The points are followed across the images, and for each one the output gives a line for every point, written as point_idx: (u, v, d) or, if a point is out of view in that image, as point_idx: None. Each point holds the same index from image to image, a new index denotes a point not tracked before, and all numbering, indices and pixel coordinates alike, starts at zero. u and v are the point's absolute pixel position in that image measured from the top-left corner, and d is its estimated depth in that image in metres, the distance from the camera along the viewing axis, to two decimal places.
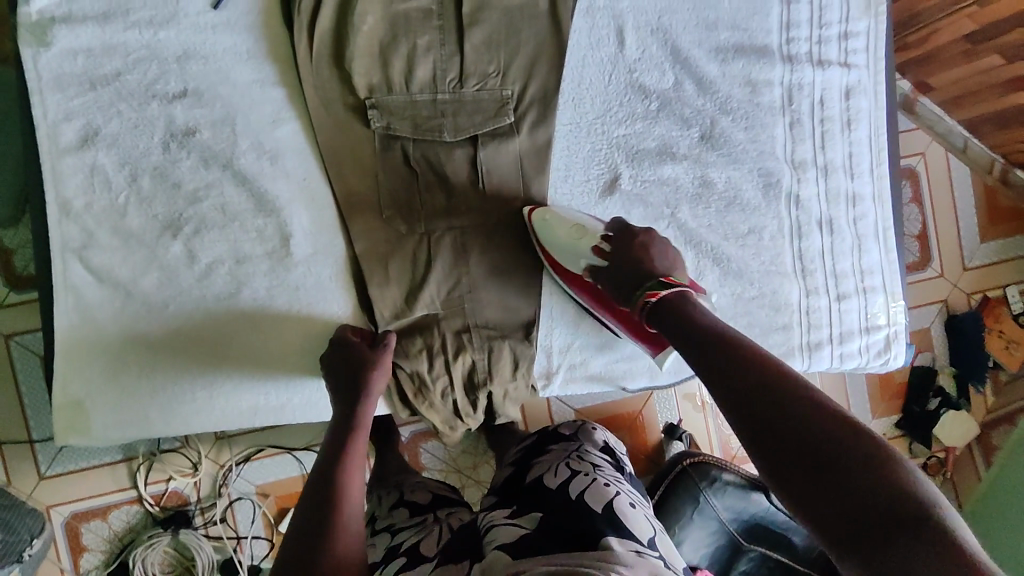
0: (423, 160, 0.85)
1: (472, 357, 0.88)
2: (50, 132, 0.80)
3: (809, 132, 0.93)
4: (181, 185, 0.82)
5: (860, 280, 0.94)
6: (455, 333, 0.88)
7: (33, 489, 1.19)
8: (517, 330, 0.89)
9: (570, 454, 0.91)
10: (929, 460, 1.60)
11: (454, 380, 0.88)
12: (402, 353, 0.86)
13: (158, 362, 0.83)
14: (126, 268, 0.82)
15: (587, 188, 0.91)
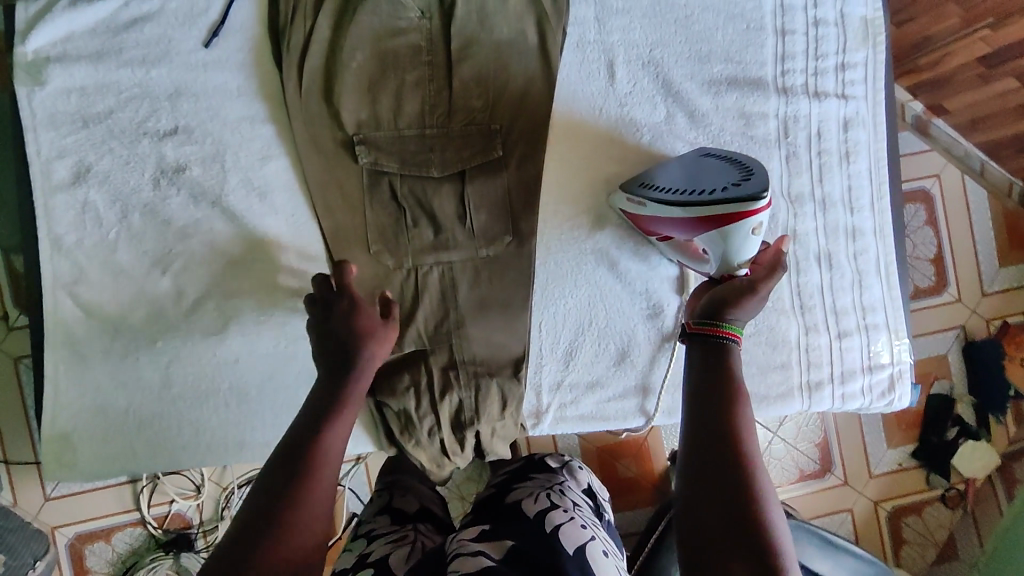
0: (410, 195, 0.84)
1: (460, 395, 0.85)
2: (44, 170, 0.81)
3: (806, 165, 0.90)
4: (171, 222, 0.83)
5: (862, 317, 0.92)
6: (443, 370, 0.85)
7: (39, 510, 1.20)
8: (507, 367, 0.86)
9: (552, 486, 0.89)
10: (948, 491, 1.55)
11: (441, 418, 0.85)
12: (388, 390, 0.84)
13: (145, 397, 0.83)
14: (116, 303, 0.82)
15: (577, 222, 0.88)
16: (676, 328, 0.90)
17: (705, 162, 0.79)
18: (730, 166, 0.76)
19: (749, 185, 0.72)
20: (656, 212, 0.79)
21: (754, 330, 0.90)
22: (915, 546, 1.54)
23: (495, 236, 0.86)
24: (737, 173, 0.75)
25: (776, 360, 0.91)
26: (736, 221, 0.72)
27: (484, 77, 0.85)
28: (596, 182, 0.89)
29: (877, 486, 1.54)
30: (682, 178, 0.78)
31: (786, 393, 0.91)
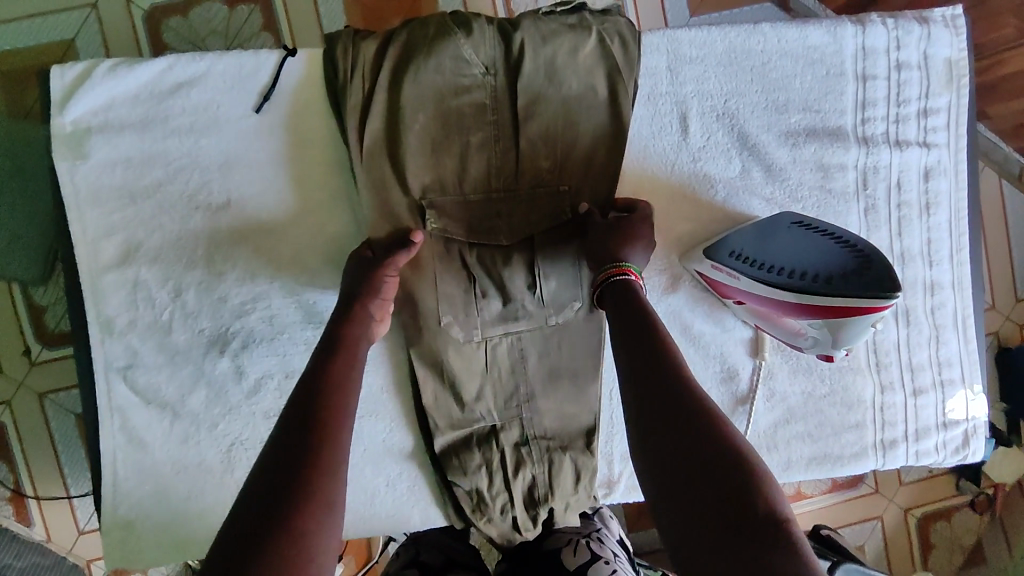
0: (480, 265, 0.80)
1: (533, 472, 0.84)
2: (91, 249, 0.76)
3: (885, 219, 0.87)
4: (227, 300, 0.78)
5: (938, 372, 0.89)
6: (515, 446, 0.84)
7: (73, 543, 1.18)
8: (579, 440, 0.85)
9: (590, 533, 0.85)
10: (977, 496, 1.52)
11: (516, 496, 0.84)
12: (460, 468, 0.83)
13: (208, 482, 0.80)
14: (173, 386, 0.79)
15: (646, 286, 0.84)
16: (751, 392, 0.87)
17: (802, 237, 0.73)
18: (839, 244, 0.71)
19: (869, 277, 0.67)
20: (754, 289, 0.74)
21: (829, 389, 0.87)
22: (942, 550, 1.52)
23: (565, 303, 0.82)
24: (853, 259, 0.69)
25: (850, 420, 0.88)
26: (857, 316, 0.68)
27: (556, 136, 0.79)
28: (668, 242, 0.84)
29: (908, 492, 1.52)
30: (784, 256, 0.73)
31: (860, 453, 0.88)
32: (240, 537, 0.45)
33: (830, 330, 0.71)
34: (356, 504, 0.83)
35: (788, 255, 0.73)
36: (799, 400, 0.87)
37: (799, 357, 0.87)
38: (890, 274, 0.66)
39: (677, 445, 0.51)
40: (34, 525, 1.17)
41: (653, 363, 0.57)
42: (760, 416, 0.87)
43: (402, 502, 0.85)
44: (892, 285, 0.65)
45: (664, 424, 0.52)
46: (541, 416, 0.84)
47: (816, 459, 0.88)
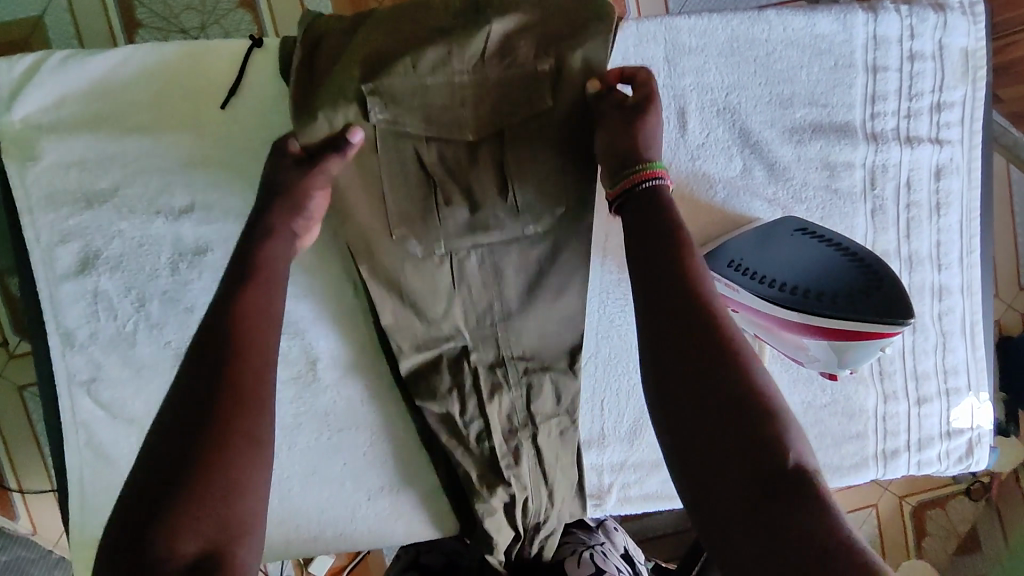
0: (439, 162, 0.66)
1: (509, 398, 0.73)
2: (47, 257, 0.71)
3: (893, 220, 0.82)
4: (195, 310, 0.74)
5: (943, 380, 0.85)
6: (489, 368, 0.73)
7: (59, 537, 1.15)
8: (561, 360, 0.73)
9: (595, 546, 0.77)
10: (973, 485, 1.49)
11: (495, 440, 0.74)
12: (428, 394, 0.73)
13: None
14: (140, 401, 0.75)
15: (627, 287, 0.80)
16: None
17: (813, 251, 0.70)
18: (848, 261, 0.69)
19: (878, 297, 0.67)
20: (756, 304, 0.71)
21: (830, 399, 0.84)
22: (935, 538, 1.49)
23: (547, 208, 0.68)
24: (865, 280, 0.68)
25: (851, 430, 0.85)
26: (865, 339, 0.68)
27: (544, 32, 0.64)
28: None
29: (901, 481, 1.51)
30: (791, 271, 0.70)
31: (860, 464, 0.85)
32: (149, 509, 0.43)
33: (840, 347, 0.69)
34: (337, 520, 0.79)
35: (796, 271, 0.70)
36: (799, 411, 0.84)
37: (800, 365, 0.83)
38: (903, 299, 0.66)
39: (709, 412, 0.46)
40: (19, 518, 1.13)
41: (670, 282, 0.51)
42: None
43: (384, 520, 0.80)
44: (906, 310, 0.65)
45: (692, 390, 0.47)
46: (520, 337, 0.72)
47: None
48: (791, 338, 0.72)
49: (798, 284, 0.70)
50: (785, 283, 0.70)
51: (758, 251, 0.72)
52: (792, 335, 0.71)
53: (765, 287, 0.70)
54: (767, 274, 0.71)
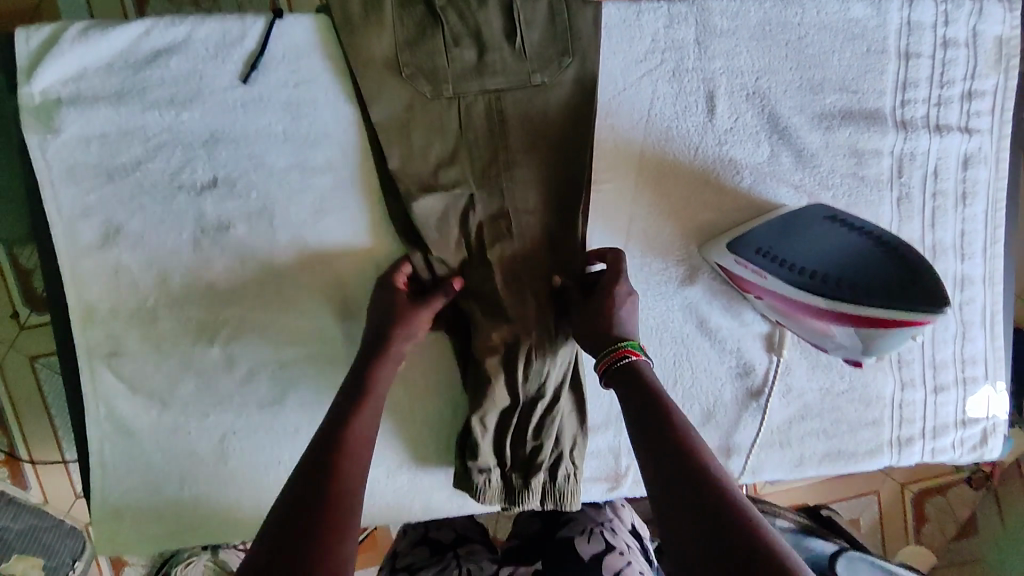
0: (453, 13, 0.70)
1: (514, 246, 0.74)
2: (68, 231, 0.71)
3: (918, 209, 0.82)
4: (216, 286, 0.74)
5: (961, 370, 0.86)
6: (492, 219, 0.74)
7: (71, 506, 1.16)
8: (560, 221, 0.75)
9: (605, 523, 0.87)
10: None
11: (498, 287, 0.74)
12: (437, 250, 0.74)
13: (209, 477, 0.77)
14: (161, 376, 0.75)
15: (650, 270, 0.79)
16: (765, 385, 0.83)
17: (848, 242, 0.69)
18: (884, 253, 0.68)
19: (915, 290, 0.65)
20: (785, 292, 0.71)
21: (848, 386, 0.84)
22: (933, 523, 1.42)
23: (551, 57, 0.72)
24: (899, 269, 0.67)
25: (867, 417, 0.85)
26: (898, 328, 0.67)
27: None
28: (687, 233, 0.79)
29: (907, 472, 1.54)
30: (821, 261, 0.70)
31: (874, 450, 0.86)
32: None
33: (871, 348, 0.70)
34: None
35: (824, 254, 0.70)
36: (816, 397, 0.84)
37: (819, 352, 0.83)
38: (940, 291, 0.65)
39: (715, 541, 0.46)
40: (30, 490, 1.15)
41: (670, 448, 0.54)
42: (775, 412, 0.84)
43: (401, 496, 0.80)
44: (941, 300, 0.64)
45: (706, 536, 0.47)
46: (524, 203, 0.75)
47: (829, 455, 0.86)
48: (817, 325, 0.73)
49: (824, 270, 0.69)
50: (816, 274, 0.70)
51: (784, 237, 0.72)
52: (821, 320, 0.71)
53: (792, 272, 0.71)
54: (792, 258, 0.71)
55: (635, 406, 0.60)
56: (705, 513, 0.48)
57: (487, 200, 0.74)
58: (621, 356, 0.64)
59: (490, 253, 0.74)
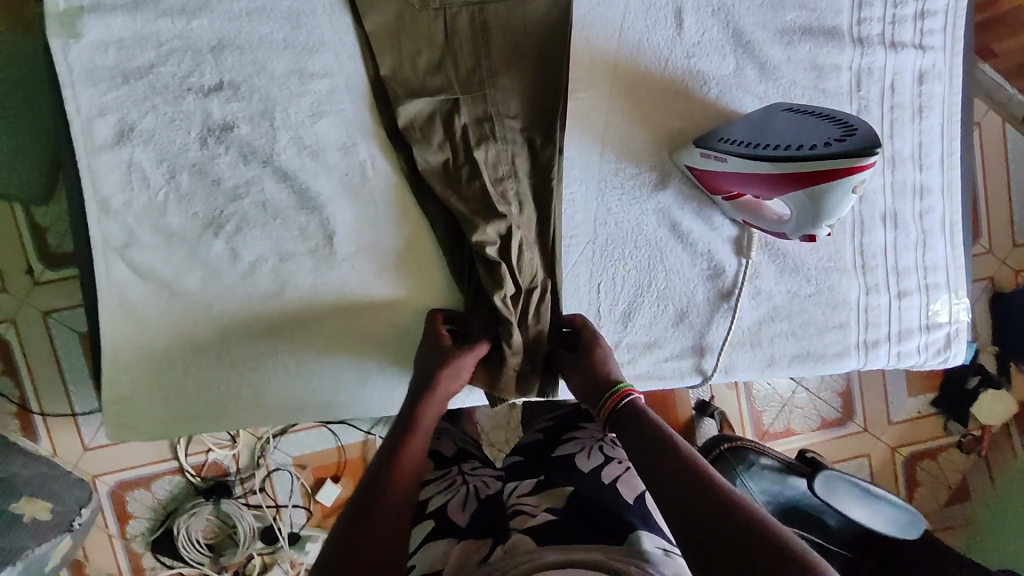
0: None
1: (497, 148, 0.80)
2: (85, 129, 0.77)
3: (878, 121, 0.87)
4: (221, 182, 0.80)
5: (923, 277, 0.91)
6: (477, 123, 0.79)
7: (78, 460, 1.36)
8: (540, 126, 0.81)
9: (604, 438, 0.93)
10: (964, 437, 1.63)
11: (485, 182, 0.79)
12: (426, 148, 0.79)
13: (214, 365, 0.83)
14: (169, 267, 0.81)
15: (625, 176, 0.85)
16: (735, 287, 0.88)
17: (796, 120, 0.73)
18: (827, 122, 0.71)
19: (854, 140, 0.67)
20: (738, 167, 0.74)
21: (814, 290, 0.89)
22: (928, 487, 1.63)
23: None
24: (838, 128, 0.69)
25: (834, 321, 0.90)
26: (837, 178, 0.67)
27: None
28: (658, 141, 0.85)
29: (895, 431, 1.62)
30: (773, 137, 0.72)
31: (842, 353, 0.91)
32: None
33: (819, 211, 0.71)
34: (350, 386, 0.85)
35: (773, 129, 0.73)
36: (785, 299, 0.89)
37: (785, 257, 0.88)
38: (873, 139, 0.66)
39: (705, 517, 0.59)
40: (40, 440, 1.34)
41: (664, 457, 0.67)
42: (744, 313, 0.89)
43: (391, 387, 0.86)
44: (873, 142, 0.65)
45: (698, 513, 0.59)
46: (507, 109, 0.80)
47: (798, 356, 0.90)
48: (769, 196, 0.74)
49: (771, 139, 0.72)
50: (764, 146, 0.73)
51: (740, 126, 0.77)
52: (771, 187, 0.73)
53: (743, 146, 0.74)
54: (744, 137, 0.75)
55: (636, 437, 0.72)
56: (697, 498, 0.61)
57: (471, 105, 0.79)
58: (616, 398, 0.76)
59: (476, 152, 0.79)
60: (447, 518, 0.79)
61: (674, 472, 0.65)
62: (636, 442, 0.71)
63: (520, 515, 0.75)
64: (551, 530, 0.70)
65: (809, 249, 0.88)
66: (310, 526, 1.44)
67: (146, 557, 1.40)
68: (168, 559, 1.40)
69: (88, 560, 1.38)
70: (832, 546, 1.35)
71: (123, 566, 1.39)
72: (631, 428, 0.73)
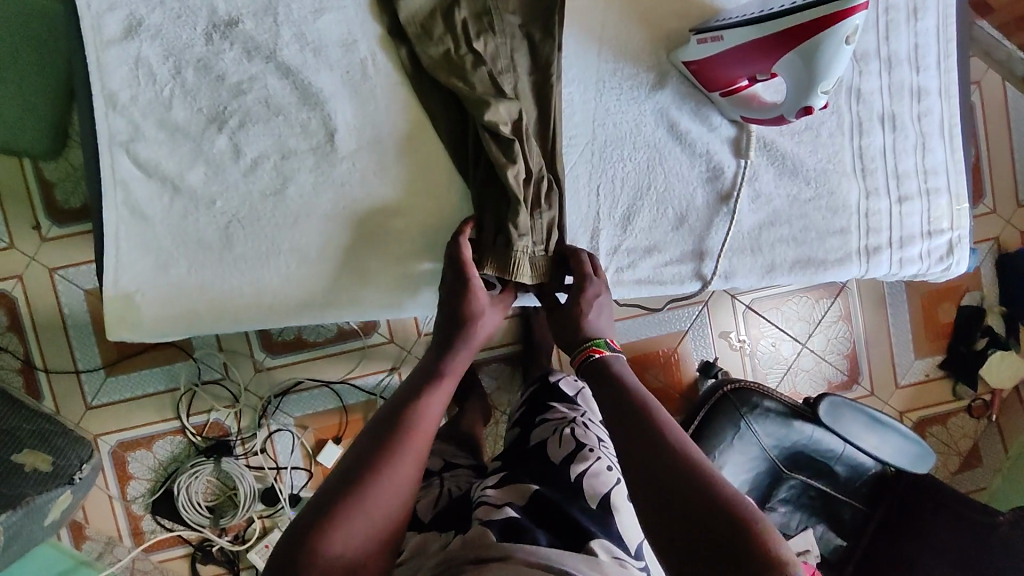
0: None
1: (496, 43, 0.81)
2: (94, 23, 0.79)
3: (873, 23, 0.87)
4: (225, 78, 0.81)
5: (923, 181, 0.91)
6: (477, 16, 0.81)
7: (81, 418, 1.34)
8: (539, 25, 0.83)
9: (575, 421, 0.91)
10: (973, 402, 1.57)
11: (487, 75, 0.81)
12: (428, 43, 0.81)
13: (215, 271, 0.83)
14: (173, 162, 0.81)
15: (626, 78, 0.86)
16: (734, 188, 0.88)
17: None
18: None
19: None
20: (733, 40, 0.75)
21: (814, 194, 0.89)
22: (939, 453, 1.56)
23: None
24: None
25: (834, 226, 0.90)
26: (832, 26, 0.69)
27: None
28: (655, 43, 0.86)
29: (903, 397, 1.56)
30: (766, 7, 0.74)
31: (843, 258, 0.90)
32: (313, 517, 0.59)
33: (814, 77, 0.72)
34: (351, 287, 0.86)
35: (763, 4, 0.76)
36: (785, 203, 0.89)
37: (785, 159, 0.88)
38: None
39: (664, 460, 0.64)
40: (43, 398, 1.33)
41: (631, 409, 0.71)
42: (744, 216, 0.89)
43: (391, 290, 0.87)
44: None
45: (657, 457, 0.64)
46: (506, 5, 0.82)
47: (799, 261, 0.90)
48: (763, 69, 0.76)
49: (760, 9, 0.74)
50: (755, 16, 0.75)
51: (731, 13, 0.79)
52: (765, 56, 0.74)
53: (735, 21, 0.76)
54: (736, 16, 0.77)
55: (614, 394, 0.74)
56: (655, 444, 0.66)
57: (470, 0, 0.81)
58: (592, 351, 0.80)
59: (474, 45, 0.81)
60: (419, 518, 0.78)
61: (639, 420, 0.69)
62: (608, 396, 0.74)
63: (484, 506, 0.73)
64: (513, 526, 0.68)
65: (808, 150, 0.88)
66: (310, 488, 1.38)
67: (147, 519, 1.36)
68: (168, 522, 1.36)
69: (88, 522, 1.35)
70: (841, 496, 1.32)
71: (123, 529, 1.36)
72: (608, 386, 0.75)
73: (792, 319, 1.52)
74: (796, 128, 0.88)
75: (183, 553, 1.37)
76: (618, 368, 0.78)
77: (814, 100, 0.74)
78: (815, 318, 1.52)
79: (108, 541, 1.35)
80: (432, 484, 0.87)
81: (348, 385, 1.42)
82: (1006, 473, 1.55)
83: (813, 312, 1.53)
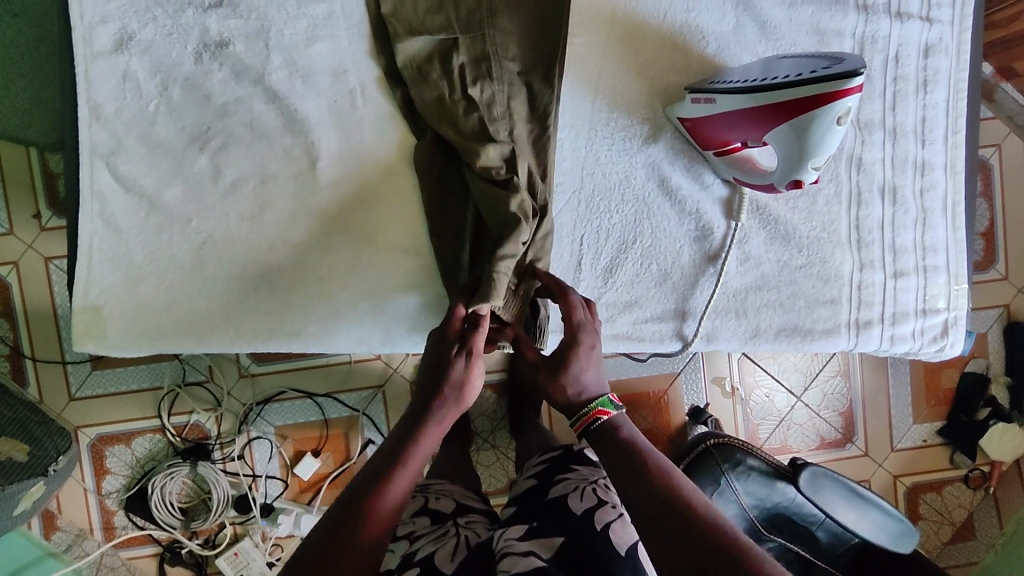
0: None
1: (492, 87, 0.79)
2: (86, 34, 0.78)
3: (879, 91, 0.85)
4: (211, 98, 0.80)
5: (922, 257, 0.88)
6: (471, 58, 0.79)
7: (63, 409, 1.34)
8: (538, 67, 0.80)
9: (597, 481, 0.87)
10: (971, 472, 1.51)
11: (481, 117, 0.78)
12: (421, 82, 0.80)
13: (186, 287, 0.82)
14: (152, 177, 0.80)
15: (628, 133, 0.84)
16: (722, 250, 0.86)
17: (784, 62, 0.73)
18: (817, 57, 0.71)
19: (840, 66, 0.67)
20: (725, 104, 0.73)
21: (805, 261, 0.86)
22: (930, 523, 1.50)
23: None
24: (825, 61, 0.69)
25: (825, 295, 0.86)
26: (823, 106, 0.67)
27: None
28: (652, 96, 0.84)
29: (898, 460, 1.50)
30: (764, 75, 0.73)
31: (832, 329, 0.86)
32: None
33: (802, 154, 0.70)
34: (320, 316, 0.84)
35: (764, 70, 0.73)
36: (774, 268, 0.86)
37: (777, 223, 0.86)
38: (857, 65, 0.66)
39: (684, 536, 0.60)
40: (28, 386, 1.33)
41: (641, 477, 0.67)
42: (731, 277, 0.86)
43: (362, 323, 0.84)
44: (859, 65, 0.65)
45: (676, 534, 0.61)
46: (504, 47, 0.79)
47: (785, 329, 0.87)
48: (754, 135, 0.74)
49: (757, 78, 0.72)
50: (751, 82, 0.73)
51: (732, 74, 0.77)
52: (756, 124, 0.72)
53: (731, 84, 0.74)
54: (735, 78, 0.75)
55: (619, 450, 0.70)
56: (671, 517, 0.62)
57: (468, 41, 0.79)
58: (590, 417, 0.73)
59: (470, 91, 0.78)
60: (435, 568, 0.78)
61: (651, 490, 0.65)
62: (617, 465, 0.70)
63: (509, 557, 0.73)
64: None
65: (802, 216, 0.85)
66: (285, 499, 1.35)
67: (119, 515, 1.35)
68: (139, 520, 1.34)
69: (60, 513, 1.34)
70: (821, 563, 1.26)
71: (95, 523, 1.34)
72: (614, 452, 0.71)
73: (790, 370, 1.48)
74: (792, 192, 0.85)
75: (151, 552, 1.36)
76: (624, 431, 0.73)
77: (802, 175, 0.72)
78: (813, 371, 1.48)
79: (78, 534, 1.34)
80: (447, 530, 0.85)
81: (332, 398, 1.38)
82: (999, 551, 1.49)
83: (811, 365, 1.48)
